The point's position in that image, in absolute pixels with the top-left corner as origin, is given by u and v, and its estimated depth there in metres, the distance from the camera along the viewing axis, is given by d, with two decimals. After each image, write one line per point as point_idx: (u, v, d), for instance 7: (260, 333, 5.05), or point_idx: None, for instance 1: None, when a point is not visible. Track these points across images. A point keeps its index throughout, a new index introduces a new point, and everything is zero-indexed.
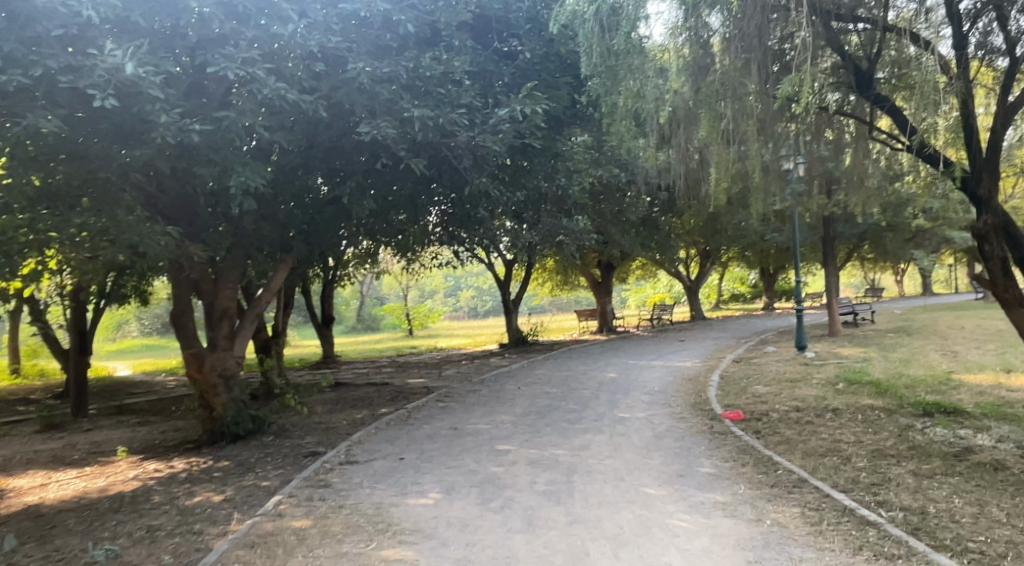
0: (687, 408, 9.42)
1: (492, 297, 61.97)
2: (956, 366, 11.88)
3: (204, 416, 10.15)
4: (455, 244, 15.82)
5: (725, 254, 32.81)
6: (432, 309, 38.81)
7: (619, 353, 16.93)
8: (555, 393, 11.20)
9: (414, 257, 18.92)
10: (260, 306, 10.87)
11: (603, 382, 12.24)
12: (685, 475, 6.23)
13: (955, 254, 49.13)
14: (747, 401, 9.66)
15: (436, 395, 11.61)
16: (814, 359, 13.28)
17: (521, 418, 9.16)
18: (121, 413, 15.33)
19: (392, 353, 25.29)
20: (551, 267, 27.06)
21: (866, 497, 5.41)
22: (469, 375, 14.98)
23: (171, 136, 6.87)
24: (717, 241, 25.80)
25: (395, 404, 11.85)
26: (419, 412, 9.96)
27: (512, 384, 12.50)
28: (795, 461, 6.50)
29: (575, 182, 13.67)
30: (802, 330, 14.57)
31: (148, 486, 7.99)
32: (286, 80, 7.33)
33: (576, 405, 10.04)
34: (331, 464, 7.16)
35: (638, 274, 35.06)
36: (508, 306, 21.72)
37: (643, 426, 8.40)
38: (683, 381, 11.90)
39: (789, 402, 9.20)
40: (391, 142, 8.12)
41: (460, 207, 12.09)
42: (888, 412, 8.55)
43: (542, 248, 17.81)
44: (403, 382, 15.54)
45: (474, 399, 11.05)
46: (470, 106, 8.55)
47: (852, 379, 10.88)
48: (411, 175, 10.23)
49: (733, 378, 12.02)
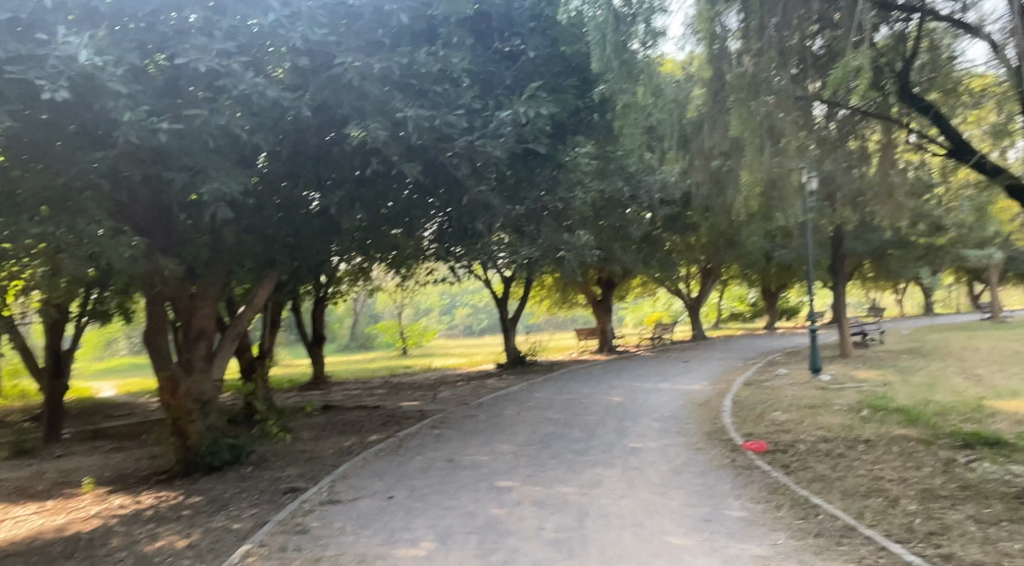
0: (703, 437, 8.68)
1: (488, 315, 61.32)
2: (985, 391, 11.16)
3: (178, 444, 9.36)
4: (450, 260, 15.13)
5: (726, 272, 32.21)
6: (427, 328, 38.04)
7: (623, 375, 16.20)
8: (558, 420, 10.43)
9: (408, 274, 18.24)
10: (242, 323, 10.18)
11: (609, 406, 11.52)
12: (713, 520, 5.48)
13: (956, 273, 48.65)
14: (767, 430, 8.92)
15: (431, 421, 10.84)
16: (831, 383, 12.58)
17: (522, 449, 8.39)
18: (97, 438, 14.47)
19: (385, 373, 24.48)
20: (549, 284, 26.37)
21: (929, 551, 4.68)
22: (466, 398, 14.20)
23: (135, 136, 6.18)
24: (720, 259, 25.20)
25: (387, 430, 11.07)
26: (412, 441, 9.19)
27: (512, 409, 11.74)
28: (836, 504, 5.75)
29: (577, 195, 13.04)
30: (817, 351, 13.86)
31: (109, 526, 7.18)
32: (266, 76, 6.73)
33: (582, 433, 9.30)
34: (311, 504, 6.38)
35: (638, 292, 34.41)
36: (506, 325, 20.99)
37: (658, 459, 7.66)
38: (694, 406, 11.15)
39: (815, 432, 8.46)
40: (383, 146, 7.44)
41: (458, 220, 11.43)
42: (925, 444, 7.82)
43: (542, 265, 17.16)
44: (396, 406, 14.74)
45: (471, 425, 10.29)
46: (470, 107, 7.91)
47: (876, 405, 10.15)
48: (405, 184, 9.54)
49: (747, 403, 11.28)
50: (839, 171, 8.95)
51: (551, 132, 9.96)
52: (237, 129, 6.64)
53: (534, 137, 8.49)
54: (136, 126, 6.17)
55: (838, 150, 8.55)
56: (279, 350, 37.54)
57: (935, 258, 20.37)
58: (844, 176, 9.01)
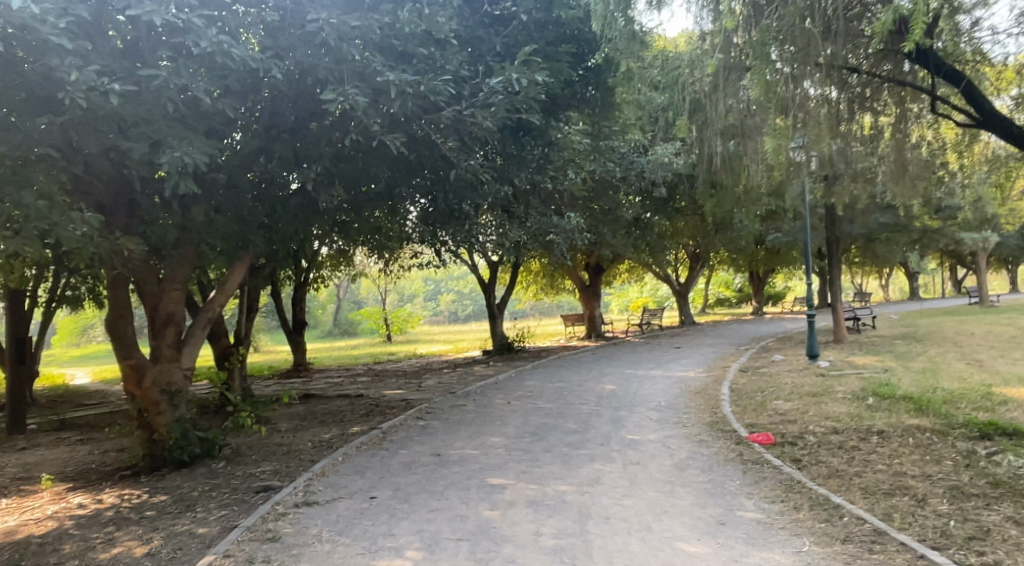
0: (704, 428, 8.20)
1: (473, 301, 60.80)
2: (991, 378, 10.78)
3: (144, 438, 8.74)
4: (436, 244, 14.55)
5: (715, 256, 31.87)
6: (411, 314, 37.41)
7: (613, 362, 15.72)
8: (550, 409, 9.93)
9: (392, 258, 17.64)
10: (212, 309, 9.53)
11: (602, 395, 11.02)
12: (728, 523, 4.98)
13: (941, 258, 48.70)
14: (772, 420, 8.46)
15: (415, 412, 10.26)
16: (831, 370, 12.17)
17: (514, 442, 7.84)
18: (64, 429, 13.76)
19: (369, 360, 23.87)
20: (537, 269, 25.85)
21: (972, 560, 4.19)
22: (452, 386, 13.65)
23: (83, 98, 5.53)
24: (710, 242, 24.79)
25: (370, 421, 10.51)
26: (395, 434, 8.62)
27: (501, 398, 11.20)
28: (860, 503, 5.27)
29: (569, 174, 12.50)
30: (814, 337, 13.44)
31: (63, 529, 6.56)
32: (231, 34, 6.12)
33: (576, 424, 8.79)
34: (285, 506, 5.81)
35: (625, 277, 34.01)
36: (492, 311, 20.43)
37: (660, 453, 7.15)
38: (691, 395, 10.68)
39: (823, 422, 8.00)
40: (364, 115, 6.82)
41: (444, 202, 10.84)
42: (941, 434, 7.38)
43: (530, 248, 16.63)
44: (380, 394, 14.17)
45: (458, 415, 9.75)
46: (458, 74, 7.33)
47: (881, 393, 9.72)
48: (388, 159, 8.94)
49: (746, 391, 10.82)
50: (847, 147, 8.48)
51: (544, 105, 9.36)
52: (199, 92, 6.01)
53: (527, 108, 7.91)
54: (85, 86, 5.52)
55: (848, 123, 8.04)
56: (260, 337, 36.76)
57: (929, 242, 20.06)
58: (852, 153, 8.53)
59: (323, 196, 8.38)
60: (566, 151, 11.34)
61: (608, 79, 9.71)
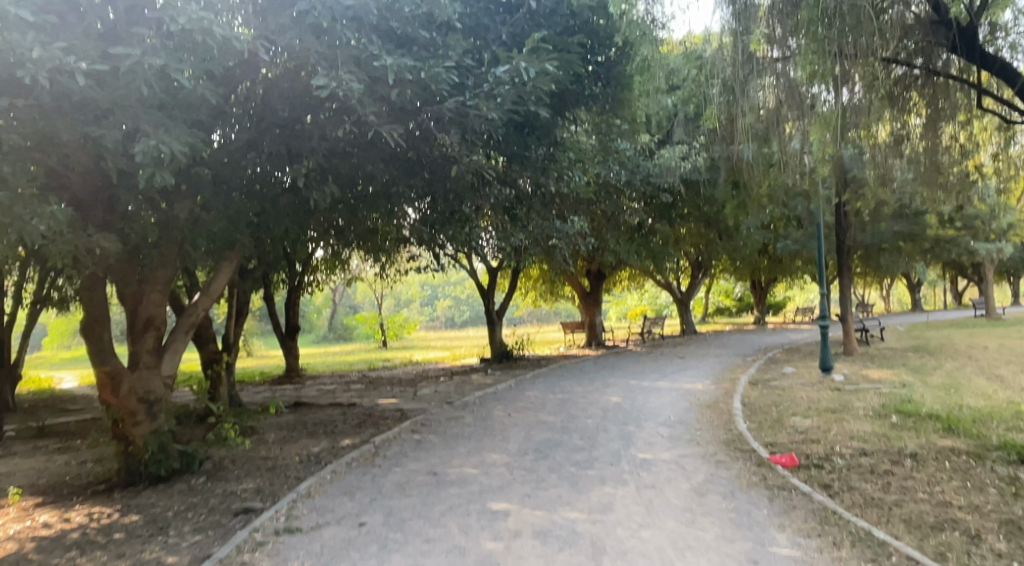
0: (720, 447, 7.66)
1: (469, 307, 60.39)
2: (1016, 395, 10.24)
3: (119, 450, 8.13)
4: (434, 247, 14.00)
5: (717, 265, 31.36)
6: (407, 320, 36.82)
7: (617, 372, 15.16)
8: (553, 423, 9.36)
9: (388, 262, 17.09)
10: (195, 313, 8.94)
11: (607, 408, 10.45)
12: (761, 562, 4.42)
13: (943, 270, 48.26)
14: (792, 438, 7.91)
15: (410, 424, 9.68)
16: (845, 384, 11.62)
17: (517, 460, 7.27)
18: (41, 437, 13.11)
19: (363, 366, 23.25)
20: (536, 275, 25.31)
21: None
22: (450, 396, 13.08)
23: (45, 77, 4.99)
24: (713, 250, 24.29)
25: (362, 434, 9.93)
26: (388, 449, 8.05)
27: (501, 410, 10.63)
28: (906, 538, 4.72)
29: (574, 176, 12.00)
30: (827, 349, 12.90)
31: (22, 553, 5.96)
32: (213, 11, 5.61)
33: (582, 440, 8.24)
34: (264, 534, 5.24)
35: (625, 285, 33.48)
36: (491, 317, 19.87)
37: (676, 475, 6.60)
38: (702, 409, 10.12)
39: (849, 442, 7.46)
40: (359, 105, 6.30)
41: (444, 202, 10.32)
42: (978, 458, 6.85)
43: (531, 254, 16.11)
44: (373, 403, 13.57)
45: (456, 429, 9.17)
46: (461, 62, 6.84)
47: (905, 410, 9.18)
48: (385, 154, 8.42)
49: (759, 406, 10.26)
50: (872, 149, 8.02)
51: (551, 99, 8.85)
52: (176, 74, 5.48)
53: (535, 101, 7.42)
54: (48, 65, 4.98)
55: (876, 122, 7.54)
56: (253, 341, 36.18)
57: (940, 254, 19.59)
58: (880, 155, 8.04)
59: (315, 194, 7.83)
60: (571, 151, 10.87)
61: (621, 74, 9.22)
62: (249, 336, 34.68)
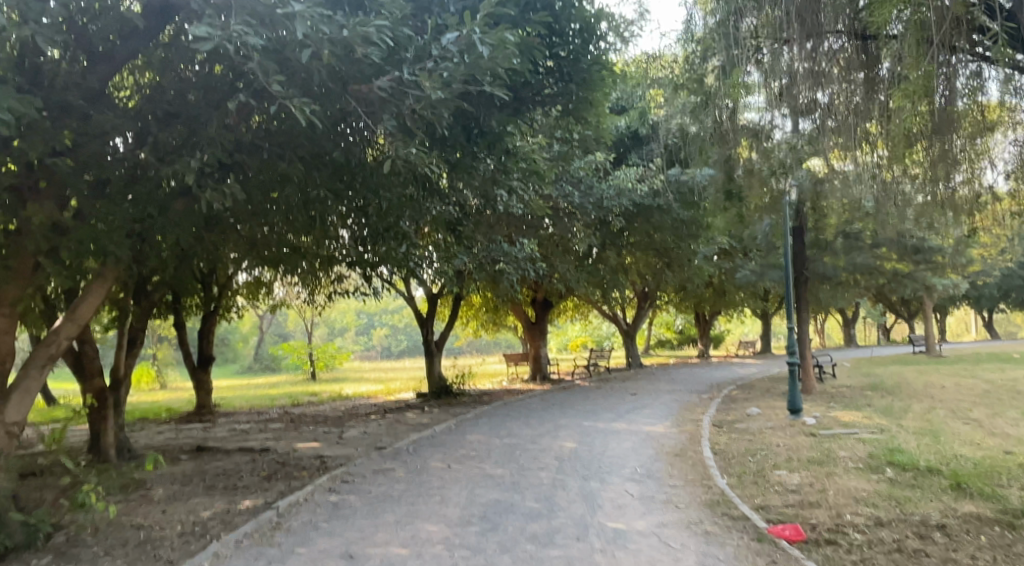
0: (704, 511, 6.36)
1: (406, 336, 58.78)
2: (1010, 444, 9.26)
3: None
4: (366, 271, 12.54)
5: (663, 296, 30.59)
6: (338, 350, 34.62)
7: (567, 411, 13.78)
8: (500, 477, 7.91)
9: (317, 285, 15.47)
10: (56, 343, 7.15)
11: (562, 457, 9.06)
12: None
13: (878, 307, 48.92)
14: (787, 500, 6.64)
15: (327, 478, 8.05)
16: (820, 429, 10.54)
17: (457, 535, 5.77)
18: None
19: (286, 401, 21.23)
20: (479, 304, 23.91)
21: None
22: (378, 440, 11.43)
23: None
24: (662, 280, 23.43)
25: (270, 491, 8.25)
26: (296, 517, 6.46)
27: (438, 459, 9.09)
28: None
29: (525, 190, 10.84)
30: (796, 389, 11.82)
31: None
32: None
33: (537, 502, 6.79)
34: None
35: (569, 315, 32.35)
36: (430, 349, 18.30)
37: (660, 557, 5.21)
38: (671, 460, 8.80)
39: (857, 506, 6.24)
40: (261, 71, 4.85)
41: (378, 213, 8.95)
42: (1015, 528, 5.69)
43: (476, 280, 14.91)
44: (290, 448, 11.79)
45: (383, 486, 7.62)
46: (400, 25, 5.55)
47: (900, 463, 8.05)
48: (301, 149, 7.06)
49: (733, 455, 8.99)
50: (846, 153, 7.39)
51: (506, 94, 7.71)
52: None
53: (490, 82, 6.16)
54: None
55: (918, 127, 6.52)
56: (166, 371, 33.56)
57: (898, 289, 19.04)
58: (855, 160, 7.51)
59: (209, 193, 6.31)
60: (527, 162, 9.79)
61: (586, 69, 8.04)
62: (161, 367, 32.15)
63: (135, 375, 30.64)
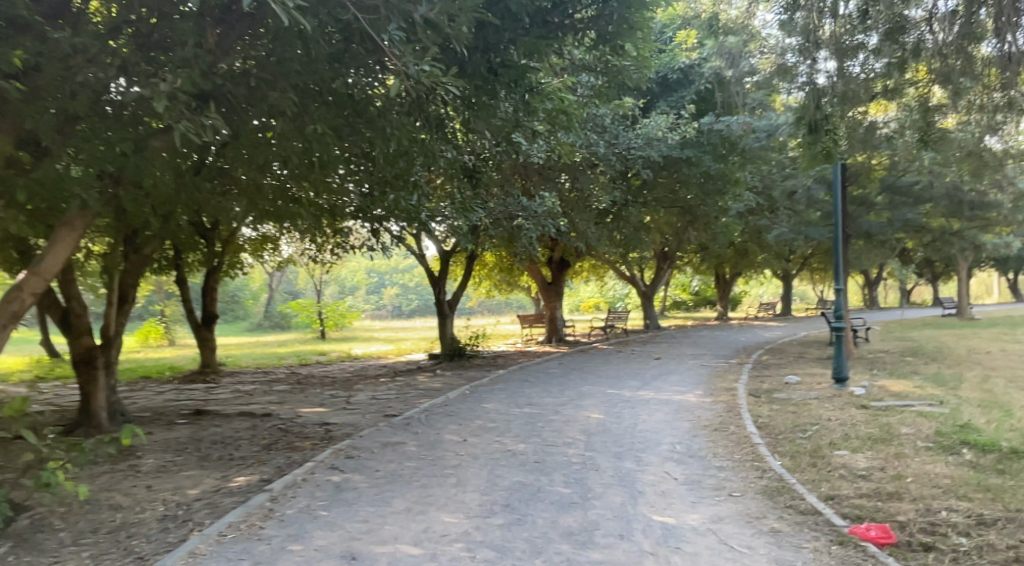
0: (765, 503, 5.45)
1: (417, 295, 58.11)
2: None
3: None
4: (375, 224, 11.57)
5: (683, 255, 29.51)
6: (348, 309, 33.91)
7: (590, 376, 12.88)
8: (523, 455, 7.03)
9: (325, 240, 14.57)
10: (18, 300, 5.81)
11: (590, 431, 8.17)
12: None
13: (901, 270, 47.57)
14: (861, 489, 5.71)
15: (330, 453, 7.20)
16: (873, 401, 9.58)
17: (478, 529, 4.90)
18: None
19: (293, 361, 20.46)
20: (492, 262, 22.95)
21: None
22: (387, 406, 10.60)
23: None
24: (686, 239, 22.36)
25: (266, 466, 7.41)
26: (292, 502, 5.60)
27: (453, 432, 8.22)
28: None
29: (551, 136, 9.76)
30: (843, 356, 10.83)
31: None
32: None
33: (568, 487, 5.90)
34: None
35: (585, 274, 31.39)
36: (442, 309, 17.39)
37: (726, 563, 4.32)
38: (714, 436, 7.87)
39: (949, 499, 5.31)
40: None
41: (385, 155, 7.92)
42: None
43: (492, 237, 14.04)
44: (293, 414, 10.97)
45: (392, 463, 6.77)
46: None
47: (980, 442, 7.08)
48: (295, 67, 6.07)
49: (781, 431, 8.04)
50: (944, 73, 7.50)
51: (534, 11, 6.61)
52: None
53: None
54: None
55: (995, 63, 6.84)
56: (175, 329, 33.05)
57: (942, 248, 17.87)
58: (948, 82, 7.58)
59: (183, 122, 5.33)
60: (553, 102, 8.69)
61: None
62: (170, 324, 31.61)
63: (143, 333, 30.19)
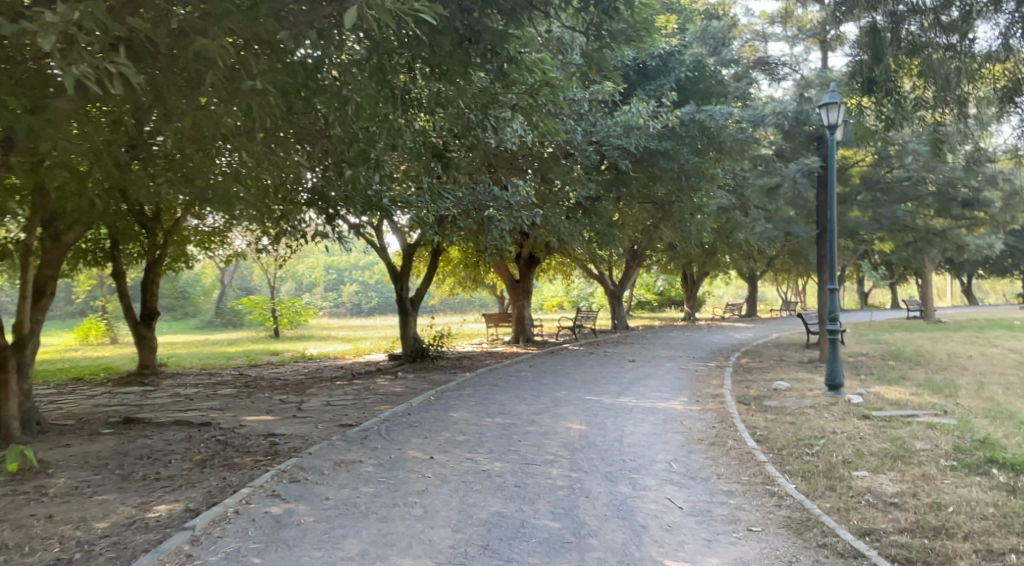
0: (793, 542, 4.56)
1: (377, 293, 56.65)
2: None
3: None
4: (335, 211, 10.49)
5: (651, 254, 28.82)
6: (304, 306, 32.45)
7: (563, 381, 11.92)
8: (498, 477, 6.02)
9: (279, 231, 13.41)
10: None
11: (573, 446, 7.20)
12: None
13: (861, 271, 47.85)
14: (899, 522, 4.87)
15: (272, 474, 6.11)
16: (874, 411, 8.84)
17: None
18: None
19: (243, 362, 19.05)
20: (457, 258, 21.86)
21: None
22: (343, 415, 9.50)
23: None
24: (658, 236, 21.61)
25: (195, 490, 6.27)
26: (218, 545, 4.52)
27: (417, 447, 7.18)
28: None
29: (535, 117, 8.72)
30: (837, 361, 10.08)
31: None
32: None
33: (555, 520, 4.94)
34: None
35: (550, 273, 30.52)
36: (404, 307, 16.27)
37: None
38: (713, 453, 6.99)
39: (1006, 537, 4.49)
40: None
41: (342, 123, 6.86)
42: None
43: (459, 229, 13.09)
44: (237, 423, 9.78)
45: (345, 489, 5.72)
46: None
47: (1010, 461, 6.32)
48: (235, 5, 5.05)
49: (785, 447, 7.19)
50: (963, 79, 6.45)
51: None
52: None
53: None
54: None
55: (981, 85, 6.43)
56: (117, 327, 31.13)
57: (920, 249, 17.41)
58: (976, 81, 6.45)
59: (79, 65, 4.23)
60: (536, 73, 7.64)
61: None
62: (112, 321, 29.76)
63: (83, 329, 28.30)
